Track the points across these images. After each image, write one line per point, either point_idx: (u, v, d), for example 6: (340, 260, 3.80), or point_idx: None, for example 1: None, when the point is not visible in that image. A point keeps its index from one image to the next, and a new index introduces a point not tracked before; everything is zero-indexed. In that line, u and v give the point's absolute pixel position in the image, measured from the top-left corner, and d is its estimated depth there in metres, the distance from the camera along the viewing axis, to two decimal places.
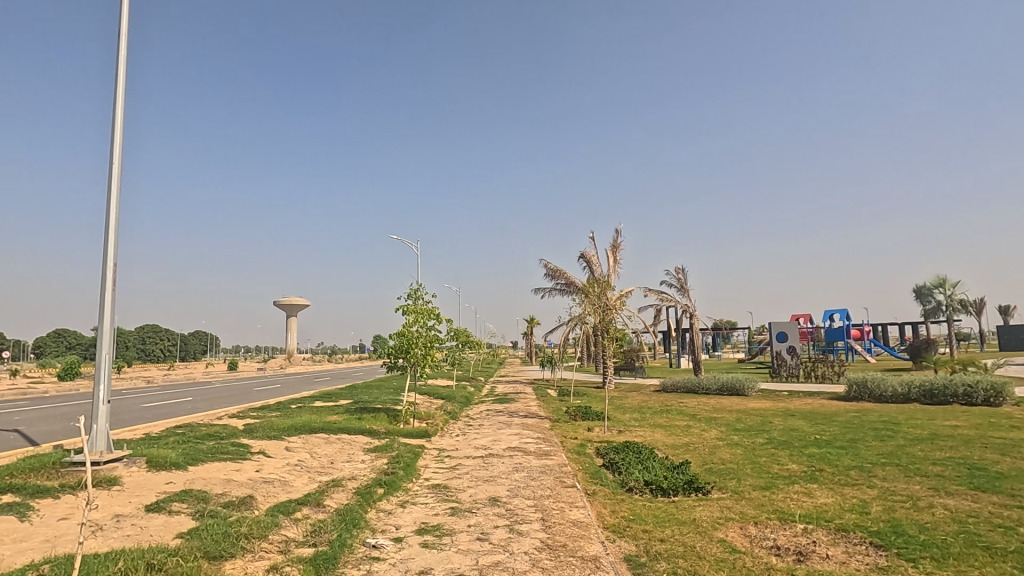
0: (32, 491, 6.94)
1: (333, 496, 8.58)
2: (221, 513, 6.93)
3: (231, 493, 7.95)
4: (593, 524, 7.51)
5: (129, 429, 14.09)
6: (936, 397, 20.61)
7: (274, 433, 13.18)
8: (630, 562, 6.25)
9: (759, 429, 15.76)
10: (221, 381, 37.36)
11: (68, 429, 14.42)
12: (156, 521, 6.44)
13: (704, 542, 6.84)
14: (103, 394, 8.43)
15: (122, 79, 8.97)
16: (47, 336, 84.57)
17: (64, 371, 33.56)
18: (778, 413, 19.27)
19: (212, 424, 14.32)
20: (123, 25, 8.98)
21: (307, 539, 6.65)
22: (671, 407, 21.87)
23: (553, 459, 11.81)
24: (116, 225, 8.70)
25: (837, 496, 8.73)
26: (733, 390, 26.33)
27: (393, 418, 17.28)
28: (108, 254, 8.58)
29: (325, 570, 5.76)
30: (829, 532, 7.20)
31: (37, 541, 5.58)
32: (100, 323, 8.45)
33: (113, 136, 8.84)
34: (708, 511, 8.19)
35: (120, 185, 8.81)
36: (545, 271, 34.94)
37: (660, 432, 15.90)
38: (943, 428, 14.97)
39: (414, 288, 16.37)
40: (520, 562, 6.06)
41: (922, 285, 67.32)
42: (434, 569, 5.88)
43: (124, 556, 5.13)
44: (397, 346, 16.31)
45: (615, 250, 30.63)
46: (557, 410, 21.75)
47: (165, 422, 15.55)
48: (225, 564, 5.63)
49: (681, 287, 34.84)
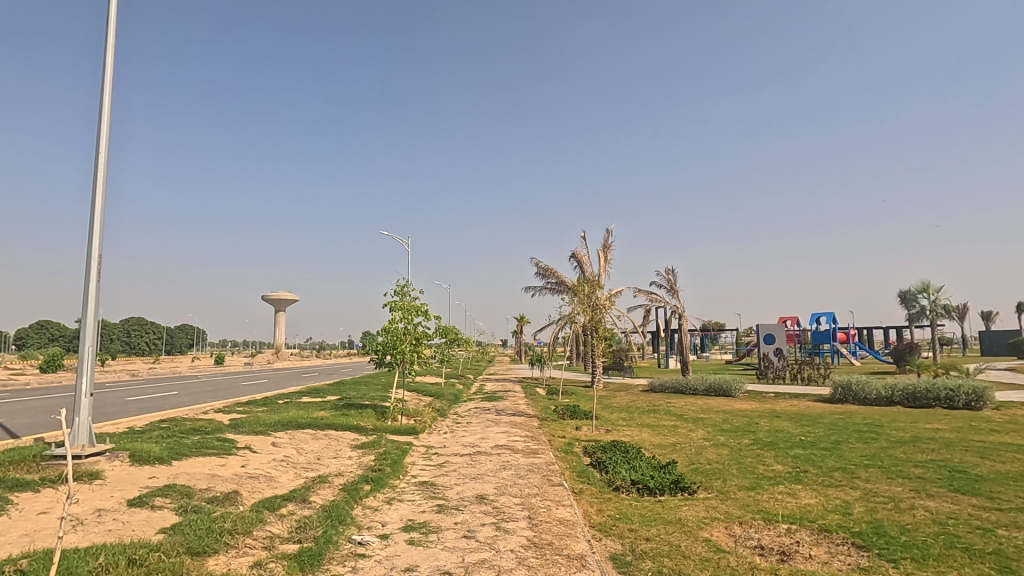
0: (11, 484, 6.86)
1: (319, 492, 8.52)
2: (205, 508, 6.85)
3: (216, 488, 7.88)
4: (578, 522, 7.54)
5: (111, 424, 13.61)
6: (919, 400, 20.98)
7: (260, 428, 13.07)
8: (616, 560, 6.28)
9: (743, 430, 15.96)
10: (207, 376, 36.50)
11: (48, 424, 14.04)
12: (139, 516, 6.37)
13: (690, 541, 6.88)
14: (85, 385, 8.28)
15: (110, 70, 8.83)
16: (30, 327, 83.29)
17: (45, 364, 33.01)
18: (763, 414, 19.56)
19: (196, 420, 13.93)
20: (112, 10, 8.84)
21: (292, 535, 6.62)
22: (659, 408, 21.90)
23: (540, 458, 11.84)
24: (102, 216, 8.56)
25: (820, 497, 8.84)
26: (721, 390, 26.51)
27: (381, 415, 17.26)
28: (94, 243, 8.46)
29: (311, 567, 5.72)
30: (813, 532, 7.28)
31: (16, 535, 5.49)
32: (83, 314, 8.33)
33: (99, 121, 8.70)
34: (694, 510, 8.24)
35: (106, 176, 8.68)
36: (535, 270, 34.84)
37: (647, 432, 16.05)
38: (924, 430, 15.22)
39: (402, 284, 16.31)
40: (506, 560, 6.05)
41: (907, 291, 68.10)
42: (420, 567, 5.86)
43: (105, 551, 5.07)
44: (384, 343, 16.23)
45: (605, 250, 30.67)
46: (546, 408, 21.75)
47: (148, 416, 15.17)
48: (208, 560, 5.59)
49: (669, 288, 35.03)
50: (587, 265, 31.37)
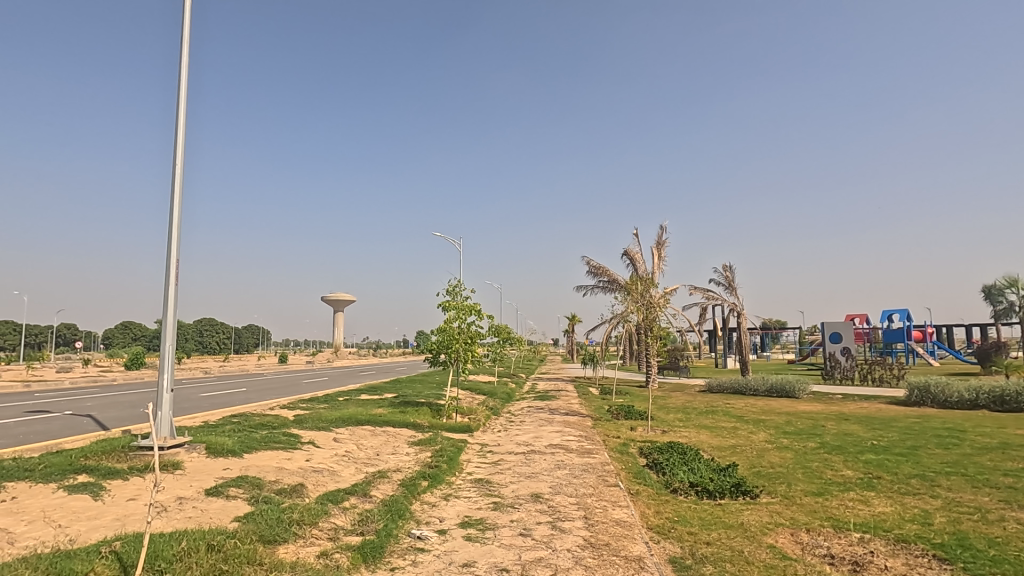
0: (104, 473, 7.44)
1: (379, 486, 8.80)
2: (274, 499, 7.23)
3: (284, 480, 8.28)
4: (636, 523, 7.43)
5: (190, 418, 14.62)
6: (1008, 404, 19.31)
7: (323, 423, 13.63)
8: (676, 563, 6.15)
9: (810, 432, 15.25)
10: (273, 373, 38.58)
11: (134, 416, 15.23)
12: (215, 505, 6.78)
13: (754, 547, 6.65)
14: (166, 382, 8.89)
15: (185, 89, 9.42)
16: (115, 327, 90.27)
17: (130, 363, 35.68)
18: (829, 416, 18.64)
19: (265, 415, 14.79)
20: (185, 31, 9.43)
21: (355, 527, 6.85)
22: (717, 408, 21.29)
23: (595, 458, 11.72)
24: (179, 224, 9.14)
25: (896, 506, 8.30)
26: (784, 391, 25.41)
27: (436, 412, 17.59)
28: (172, 249, 9.06)
29: (372, 559, 5.92)
30: (888, 542, 6.86)
31: (109, 520, 5.97)
32: (163, 315, 8.93)
33: (175, 135, 9.29)
34: (757, 515, 7.96)
35: (183, 187, 9.26)
36: (588, 269, 34.54)
37: (705, 433, 15.61)
38: (1014, 436, 14.03)
39: (454, 284, 16.58)
40: (562, 560, 6.05)
41: (992, 287, 62.88)
42: (478, 562, 5.95)
43: (187, 537, 5.42)
44: (438, 342, 16.53)
45: (659, 247, 30.03)
46: (599, 408, 21.54)
47: (221, 411, 16.19)
48: (279, 548, 5.88)
49: (727, 285, 33.91)
50: (640, 263, 30.84)
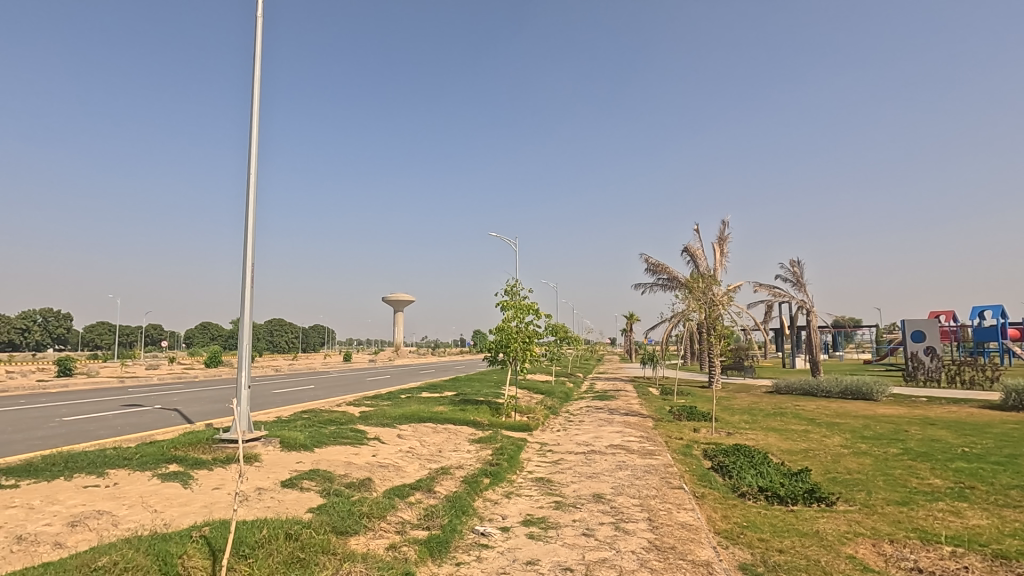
0: (192, 463, 8.01)
1: (443, 483, 8.98)
2: (345, 492, 7.53)
3: (352, 474, 8.62)
4: (702, 527, 7.23)
5: (265, 413, 15.47)
6: None
7: (386, 420, 14.06)
8: (747, 570, 5.94)
9: (890, 437, 14.31)
10: (338, 371, 40.17)
11: (216, 411, 16.29)
12: (291, 495, 7.16)
13: (831, 557, 6.31)
14: (244, 380, 9.45)
15: (258, 102, 9.97)
16: (195, 328, 96.64)
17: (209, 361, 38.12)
18: (912, 420, 17.41)
19: (332, 411, 15.42)
20: (258, 48, 9.98)
21: (421, 522, 7.04)
22: (786, 410, 20.35)
23: (658, 459, 11.48)
24: (254, 230, 9.69)
25: (993, 519, 7.64)
26: (860, 393, 23.94)
27: (495, 411, 17.75)
28: (247, 255, 9.60)
29: (438, 553, 6.06)
30: (985, 558, 6.33)
31: (198, 506, 6.42)
32: (240, 316, 9.48)
33: (250, 147, 9.87)
34: (834, 524, 7.54)
35: (256, 195, 9.79)
36: (646, 267, 33.85)
37: (774, 436, 14.95)
38: None
39: (512, 284, 16.67)
40: (627, 561, 5.96)
41: None
42: (541, 560, 5.98)
43: (267, 525, 5.74)
44: (497, 341, 16.67)
45: (721, 243, 29.03)
46: (660, 409, 21.09)
47: (293, 407, 17.02)
48: (350, 539, 6.12)
49: (795, 282, 32.31)
50: (702, 260, 29.90)
